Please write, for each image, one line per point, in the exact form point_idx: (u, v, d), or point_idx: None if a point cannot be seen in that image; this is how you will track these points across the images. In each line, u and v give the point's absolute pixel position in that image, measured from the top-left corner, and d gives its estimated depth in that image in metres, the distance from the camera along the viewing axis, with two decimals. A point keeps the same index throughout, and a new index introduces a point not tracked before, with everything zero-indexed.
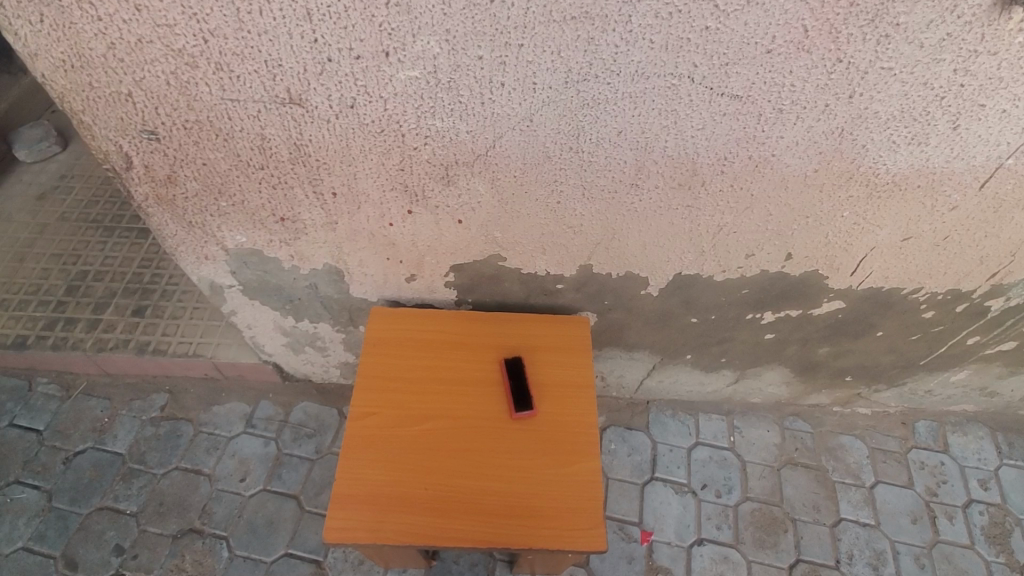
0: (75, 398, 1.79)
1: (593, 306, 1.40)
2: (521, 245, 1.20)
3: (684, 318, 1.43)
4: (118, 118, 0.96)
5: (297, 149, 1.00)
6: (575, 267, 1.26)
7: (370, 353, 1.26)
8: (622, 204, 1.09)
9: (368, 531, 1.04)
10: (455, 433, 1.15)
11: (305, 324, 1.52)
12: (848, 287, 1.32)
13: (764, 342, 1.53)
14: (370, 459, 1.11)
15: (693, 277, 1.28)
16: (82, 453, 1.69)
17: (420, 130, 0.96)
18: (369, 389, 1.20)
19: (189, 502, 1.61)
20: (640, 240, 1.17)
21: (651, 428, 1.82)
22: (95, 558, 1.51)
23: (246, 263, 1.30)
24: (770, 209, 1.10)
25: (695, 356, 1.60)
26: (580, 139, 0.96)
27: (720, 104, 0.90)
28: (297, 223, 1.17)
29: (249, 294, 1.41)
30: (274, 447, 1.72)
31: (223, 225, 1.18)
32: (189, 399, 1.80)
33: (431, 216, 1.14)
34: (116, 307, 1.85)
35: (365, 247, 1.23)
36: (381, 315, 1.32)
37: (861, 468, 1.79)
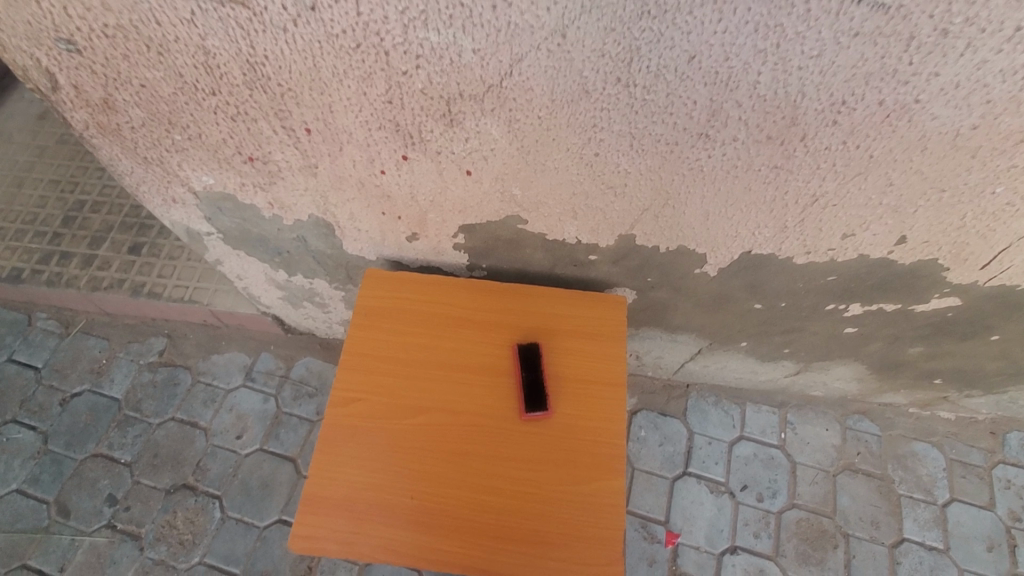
0: (74, 337, 1.71)
1: (633, 283, 1.14)
2: (547, 206, 0.95)
3: (746, 303, 1.16)
4: (24, 21, 0.74)
5: (251, 68, 0.76)
6: (613, 238, 1.00)
7: (360, 325, 1.06)
8: (683, 161, 0.80)
9: (341, 542, 0.87)
10: (453, 430, 0.96)
11: (299, 279, 1.34)
12: (971, 282, 1.01)
13: (842, 336, 1.25)
14: (351, 455, 0.93)
15: (767, 258, 1.00)
16: (79, 396, 1.61)
17: (408, 47, 0.69)
18: (356, 370, 1.01)
19: (184, 456, 1.52)
20: (702, 209, 0.90)
21: (689, 416, 1.59)
22: (88, 506, 1.46)
23: (221, 209, 1.10)
24: (891, 177, 0.80)
25: (752, 344, 1.34)
26: (632, 68, 0.67)
27: (853, 19, 0.59)
28: (269, 165, 0.95)
29: (232, 244, 1.22)
30: (273, 404, 1.60)
31: (184, 163, 0.97)
32: (188, 346, 1.69)
33: (432, 164, 0.89)
34: (113, 243, 1.72)
35: (354, 198, 1.00)
36: (376, 279, 1.11)
37: (934, 483, 1.53)
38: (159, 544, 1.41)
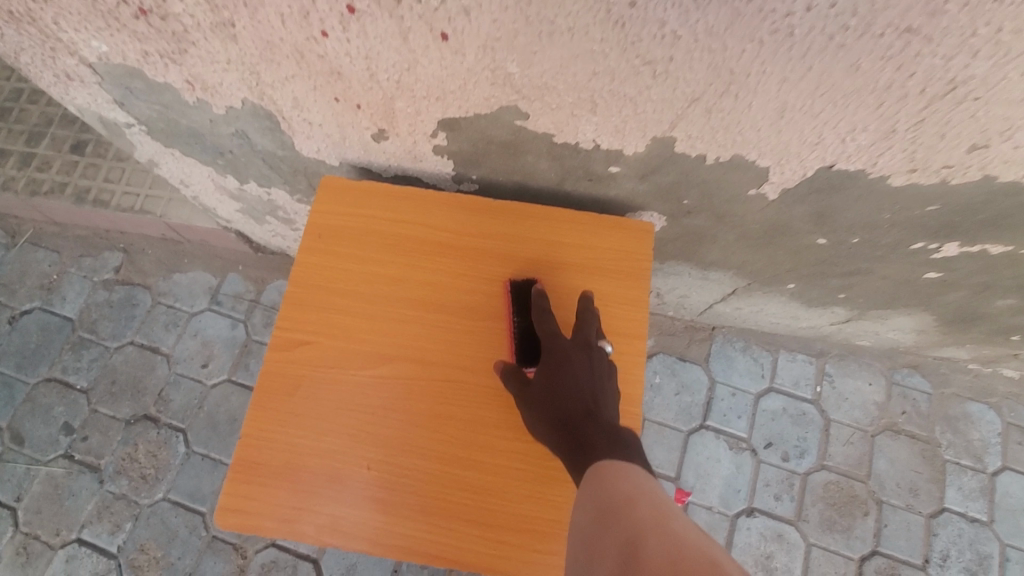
0: (21, 248, 1.51)
1: (663, 205, 0.89)
2: (555, 93, 0.68)
3: (806, 236, 0.91)
4: None
5: None
6: (645, 142, 0.74)
7: (311, 249, 0.83)
8: (764, 20, 0.53)
9: (280, 519, 0.71)
10: (423, 385, 0.76)
11: (254, 188, 1.10)
12: None
13: (918, 281, 1.00)
14: (294, 412, 0.75)
15: (852, 177, 0.74)
16: (29, 314, 1.44)
17: None
18: (305, 306, 0.80)
19: (145, 385, 1.37)
20: (777, 101, 0.63)
21: (712, 362, 1.39)
22: (42, 435, 1.33)
23: (132, 90, 0.84)
24: None
25: (801, 286, 1.10)
26: None
27: None
28: (171, 23, 0.68)
29: (162, 139, 0.97)
30: (242, 331, 1.42)
31: (62, 19, 0.71)
32: (147, 262, 1.49)
33: (392, 22, 0.62)
34: (53, 140, 1.47)
35: (296, 76, 0.74)
36: (333, 190, 0.86)
37: (986, 449, 1.34)
38: (119, 478, 1.29)
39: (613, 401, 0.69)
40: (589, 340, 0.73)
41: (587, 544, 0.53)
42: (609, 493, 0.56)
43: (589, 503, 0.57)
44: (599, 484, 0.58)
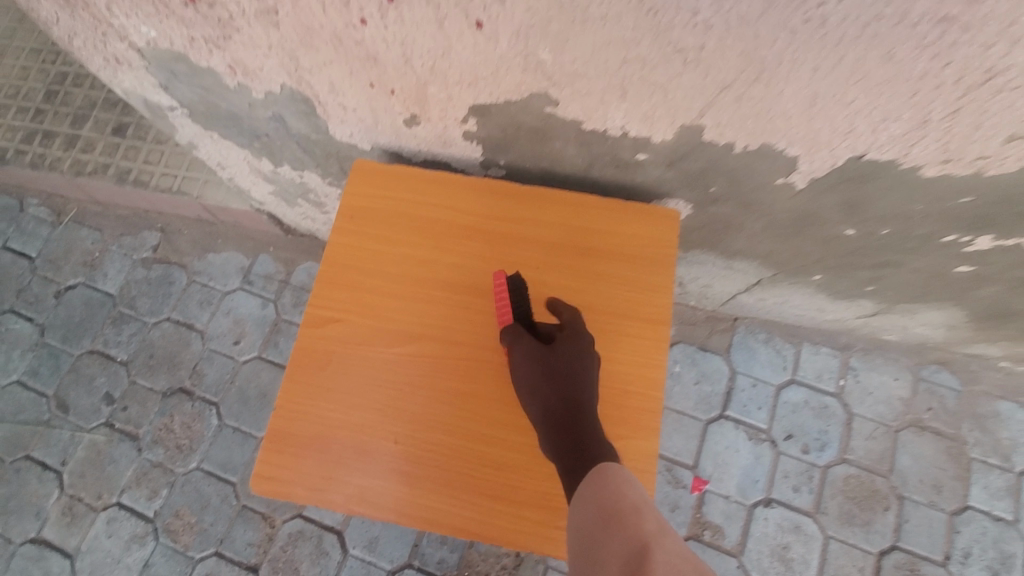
0: (66, 226, 1.57)
1: (689, 193, 0.89)
2: (586, 80, 0.69)
3: (833, 227, 0.90)
4: None
5: None
6: (674, 129, 0.74)
7: (343, 231, 0.86)
8: (798, 7, 0.53)
9: (310, 487, 0.74)
10: (449, 364, 0.79)
11: (287, 171, 1.14)
12: None
13: (949, 275, 0.99)
14: (324, 386, 0.78)
15: (883, 167, 0.73)
16: (73, 289, 1.50)
17: None
18: (336, 285, 0.83)
19: (180, 359, 1.43)
20: (809, 88, 0.63)
21: (733, 353, 1.39)
22: (86, 404, 1.40)
23: (176, 74, 0.88)
24: None
25: (828, 277, 1.09)
26: None
27: None
28: (217, 9, 0.71)
29: (201, 122, 1.01)
30: (272, 310, 1.47)
31: (114, 5, 0.75)
32: (183, 242, 1.54)
33: (428, 9, 0.64)
34: (96, 122, 1.53)
35: (333, 62, 0.76)
36: (365, 174, 0.89)
37: (1015, 449, 1.31)
38: (156, 447, 1.36)
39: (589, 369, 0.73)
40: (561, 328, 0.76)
41: (585, 542, 0.58)
42: (615, 498, 0.59)
43: (591, 503, 0.60)
44: (603, 486, 0.61)
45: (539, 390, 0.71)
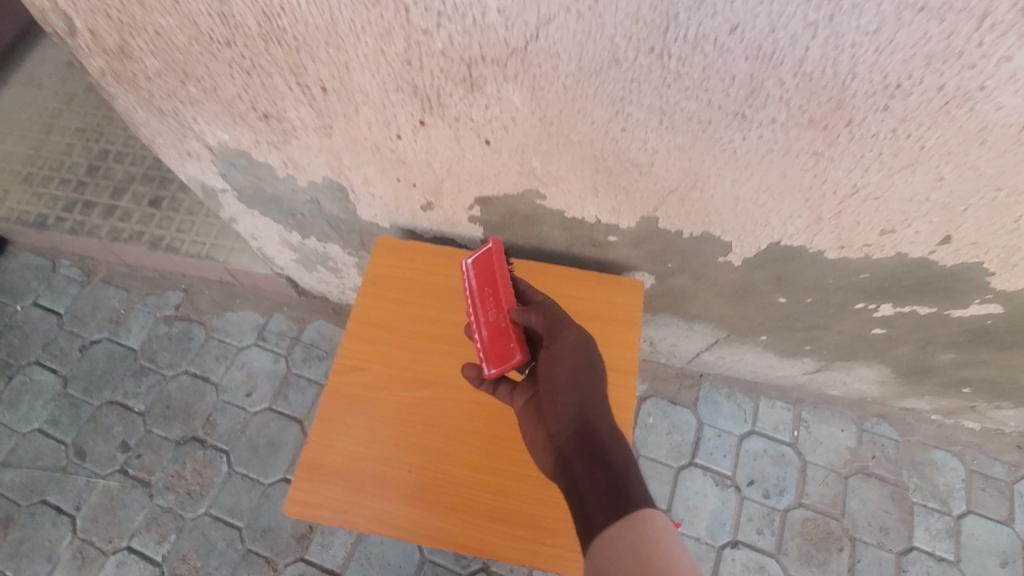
0: (94, 285, 1.72)
1: (651, 268, 1.10)
2: (567, 182, 0.91)
3: (768, 296, 1.11)
4: None
5: (267, 20, 0.73)
6: (636, 219, 0.96)
7: (367, 294, 1.03)
8: (716, 142, 0.75)
9: (336, 510, 0.87)
10: (455, 406, 0.94)
11: (313, 242, 1.32)
12: (1017, 290, 0.93)
13: (868, 336, 1.19)
14: (349, 423, 0.93)
15: (797, 251, 0.95)
16: (97, 343, 1.63)
17: (430, 4, 0.66)
18: (360, 339, 0.99)
19: (195, 410, 1.54)
20: (732, 194, 0.85)
21: (699, 406, 1.56)
22: (102, 451, 1.49)
23: (236, 165, 1.08)
24: (942, 171, 0.73)
25: (772, 338, 1.28)
26: (667, 36, 0.63)
27: None
28: (284, 123, 0.92)
29: (246, 202, 1.20)
30: (283, 365, 1.60)
31: (200, 116, 0.95)
32: (204, 301, 1.69)
33: (450, 130, 0.85)
34: (134, 195, 1.72)
35: (369, 162, 0.97)
36: (386, 249, 1.08)
37: (951, 493, 1.47)
38: (168, 492, 1.45)
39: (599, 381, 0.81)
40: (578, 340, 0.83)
41: None
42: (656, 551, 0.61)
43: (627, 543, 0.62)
44: (642, 533, 0.62)
45: (562, 396, 0.78)
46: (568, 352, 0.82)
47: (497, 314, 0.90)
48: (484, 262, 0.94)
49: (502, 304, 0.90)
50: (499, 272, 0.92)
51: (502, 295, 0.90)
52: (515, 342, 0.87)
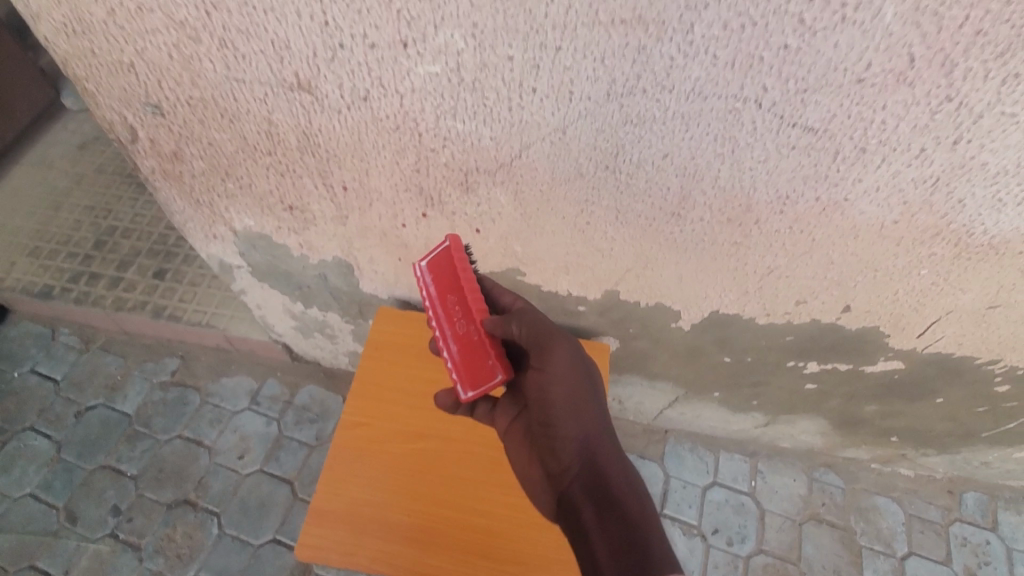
0: (92, 352, 1.80)
1: (615, 333, 1.27)
2: (543, 262, 1.09)
3: (716, 356, 1.29)
4: (122, 89, 0.90)
5: (306, 138, 0.92)
6: (600, 292, 1.14)
7: (370, 358, 1.17)
8: (660, 233, 0.96)
9: (342, 552, 0.98)
10: (449, 453, 1.07)
11: (314, 311, 1.47)
12: (911, 348, 1.14)
13: (804, 391, 1.38)
14: (354, 473, 1.04)
15: (733, 317, 1.14)
16: (93, 409, 1.69)
17: (438, 132, 0.86)
18: (364, 398, 1.12)
19: (187, 473, 1.60)
20: (677, 272, 1.04)
21: (666, 460, 1.70)
22: (94, 515, 1.53)
23: (255, 245, 1.23)
24: (833, 256, 0.94)
25: (724, 394, 1.46)
26: (618, 159, 0.84)
27: (790, 136, 0.76)
28: (306, 213, 1.10)
29: (258, 276, 1.35)
30: (275, 427, 1.68)
31: (231, 206, 1.12)
32: (199, 368, 1.78)
33: (447, 221, 1.04)
34: (139, 267, 1.84)
35: (376, 245, 1.15)
36: (386, 317, 1.22)
37: (894, 536, 1.62)
38: (158, 556, 1.48)
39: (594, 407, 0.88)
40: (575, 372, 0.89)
41: None
42: None
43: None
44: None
45: (565, 436, 0.85)
46: (565, 374, 0.88)
47: (469, 325, 0.89)
48: (445, 264, 0.89)
49: (473, 315, 0.88)
50: (466, 278, 0.87)
51: (471, 305, 0.87)
52: (495, 361, 0.87)
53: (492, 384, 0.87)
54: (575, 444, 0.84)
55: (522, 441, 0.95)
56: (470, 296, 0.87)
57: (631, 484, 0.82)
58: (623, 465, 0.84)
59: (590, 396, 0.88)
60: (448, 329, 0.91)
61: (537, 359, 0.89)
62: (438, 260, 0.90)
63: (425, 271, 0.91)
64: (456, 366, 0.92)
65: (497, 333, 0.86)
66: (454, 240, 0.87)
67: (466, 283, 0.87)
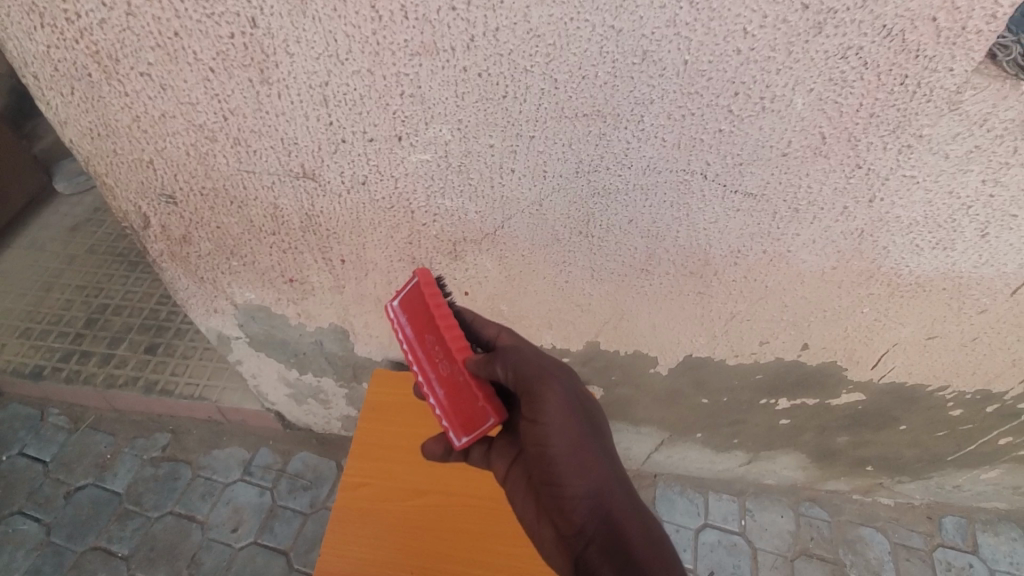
0: (82, 431, 1.80)
1: (599, 381, 1.35)
2: (528, 319, 1.18)
3: (694, 398, 1.38)
4: (139, 182, 0.99)
5: (308, 218, 1.02)
6: (581, 343, 1.23)
7: (368, 419, 1.22)
8: (632, 288, 1.07)
9: None
10: (449, 511, 1.11)
11: (309, 377, 1.51)
12: (868, 380, 1.24)
13: (779, 426, 1.46)
14: (358, 533, 1.08)
15: (705, 360, 1.24)
16: (82, 489, 1.68)
17: (429, 209, 0.97)
18: (364, 458, 1.17)
19: (179, 550, 1.58)
20: (651, 321, 1.14)
21: (657, 504, 1.74)
22: None
23: (254, 317, 1.30)
24: (785, 300, 1.06)
25: (706, 435, 1.53)
26: (590, 225, 0.95)
27: (734, 201, 0.88)
28: (305, 284, 1.18)
29: (255, 346, 1.41)
30: (269, 497, 1.68)
31: (234, 282, 1.20)
32: (191, 441, 1.78)
33: None
34: (131, 343, 1.87)
35: (371, 310, 1.23)
36: (382, 378, 1.28)
37: (882, 566, 1.67)
38: None
39: (596, 447, 0.80)
40: (569, 409, 0.80)
41: None
42: None
43: None
44: None
45: (570, 485, 0.78)
46: (563, 425, 0.79)
47: (452, 365, 0.81)
48: (417, 300, 0.82)
49: (453, 355, 0.79)
50: (440, 315, 0.79)
51: (449, 344, 0.79)
52: (484, 404, 0.79)
53: (485, 428, 0.80)
54: (585, 502, 0.77)
55: (526, 488, 0.88)
56: (448, 334, 0.79)
57: (653, 540, 0.75)
58: (636, 510, 0.77)
59: (593, 442, 0.79)
60: (431, 371, 0.83)
61: (530, 409, 0.79)
62: (409, 297, 0.83)
63: (398, 310, 0.85)
64: (445, 411, 0.84)
65: (482, 374, 0.78)
66: (423, 275, 0.82)
67: (441, 320, 0.79)
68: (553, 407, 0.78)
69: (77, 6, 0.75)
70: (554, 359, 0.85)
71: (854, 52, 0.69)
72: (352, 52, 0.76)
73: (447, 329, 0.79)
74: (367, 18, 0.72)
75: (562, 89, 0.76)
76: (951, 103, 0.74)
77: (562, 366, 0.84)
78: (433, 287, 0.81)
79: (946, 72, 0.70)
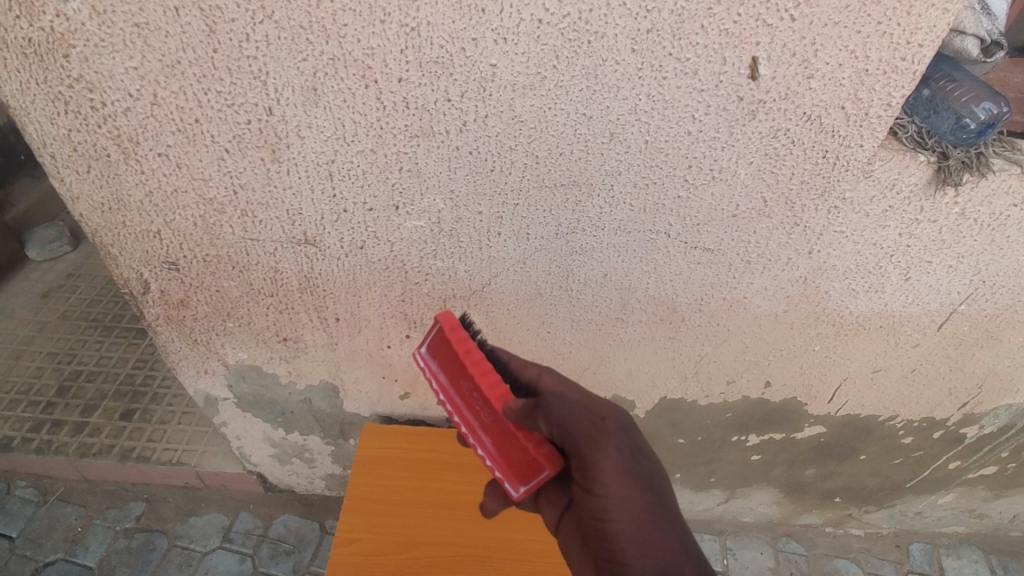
0: (51, 504, 1.74)
1: None
2: None
3: (671, 438, 1.45)
4: (144, 251, 1.05)
5: (306, 280, 1.09)
6: None
7: (360, 473, 1.24)
8: (608, 335, 1.16)
9: None
10: (443, 562, 1.14)
11: (295, 436, 1.53)
12: (827, 413, 1.35)
13: (751, 463, 1.54)
14: None
15: (679, 401, 1.33)
16: (51, 565, 1.62)
17: (422, 268, 1.05)
18: (358, 513, 1.18)
19: None
20: (626, 366, 1.23)
21: None
22: None
23: (244, 377, 1.33)
24: (746, 342, 1.17)
25: (684, 475, 1.60)
26: (569, 280, 1.05)
27: (695, 256, 1.00)
28: (298, 343, 1.23)
29: (243, 407, 1.42)
30: (250, 564, 1.64)
31: (227, 342, 1.24)
32: (167, 509, 1.73)
33: None
34: (105, 410, 1.84)
35: (362, 366, 1.28)
36: (373, 433, 1.30)
37: None
38: None
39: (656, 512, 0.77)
40: (626, 472, 0.77)
41: None
42: None
43: None
44: None
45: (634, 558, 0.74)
46: (622, 494, 0.76)
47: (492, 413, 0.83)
48: (449, 352, 0.87)
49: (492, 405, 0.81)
50: (472, 364, 0.83)
51: (486, 393, 0.81)
52: (533, 453, 0.80)
53: (541, 479, 0.81)
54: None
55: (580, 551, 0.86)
56: (482, 382, 0.82)
57: None
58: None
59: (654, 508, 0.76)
60: (475, 421, 0.87)
61: (584, 477, 0.78)
62: (439, 347, 0.89)
63: (427, 358, 0.91)
64: (496, 461, 0.86)
65: (524, 425, 0.79)
66: (447, 320, 0.88)
67: (473, 367, 0.82)
68: (609, 471, 0.76)
69: (103, 97, 0.83)
70: (605, 414, 0.83)
71: (783, 133, 0.84)
72: (358, 135, 0.86)
73: (481, 377, 0.82)
74: (373, 108, 0.83)
75: (542, 164, 0.88)
76: (865, 171, 0.88)
77: (615, 422, 0.82)
78: (460, 332, 0.86)
79: (858, 147, 0.85)
